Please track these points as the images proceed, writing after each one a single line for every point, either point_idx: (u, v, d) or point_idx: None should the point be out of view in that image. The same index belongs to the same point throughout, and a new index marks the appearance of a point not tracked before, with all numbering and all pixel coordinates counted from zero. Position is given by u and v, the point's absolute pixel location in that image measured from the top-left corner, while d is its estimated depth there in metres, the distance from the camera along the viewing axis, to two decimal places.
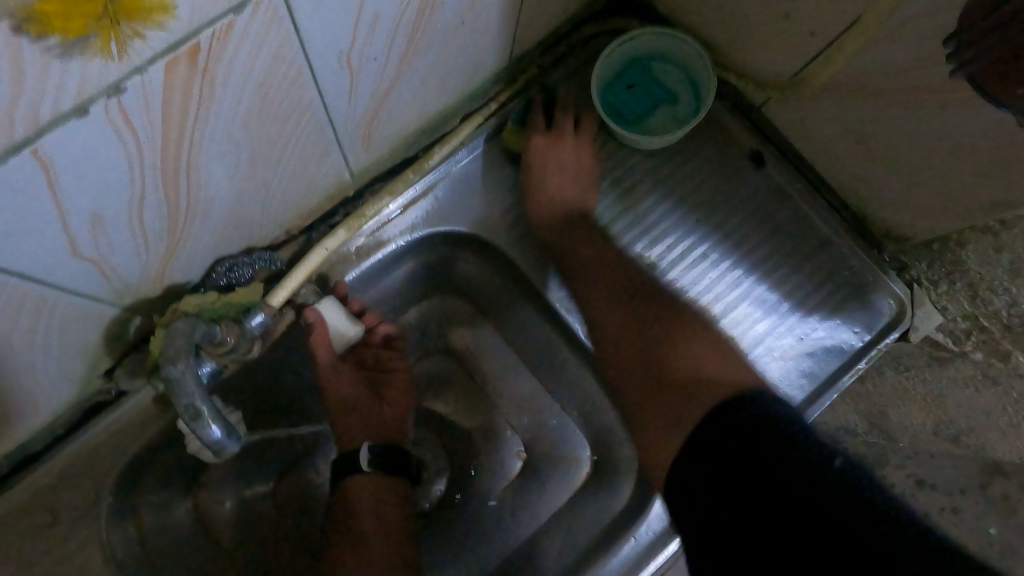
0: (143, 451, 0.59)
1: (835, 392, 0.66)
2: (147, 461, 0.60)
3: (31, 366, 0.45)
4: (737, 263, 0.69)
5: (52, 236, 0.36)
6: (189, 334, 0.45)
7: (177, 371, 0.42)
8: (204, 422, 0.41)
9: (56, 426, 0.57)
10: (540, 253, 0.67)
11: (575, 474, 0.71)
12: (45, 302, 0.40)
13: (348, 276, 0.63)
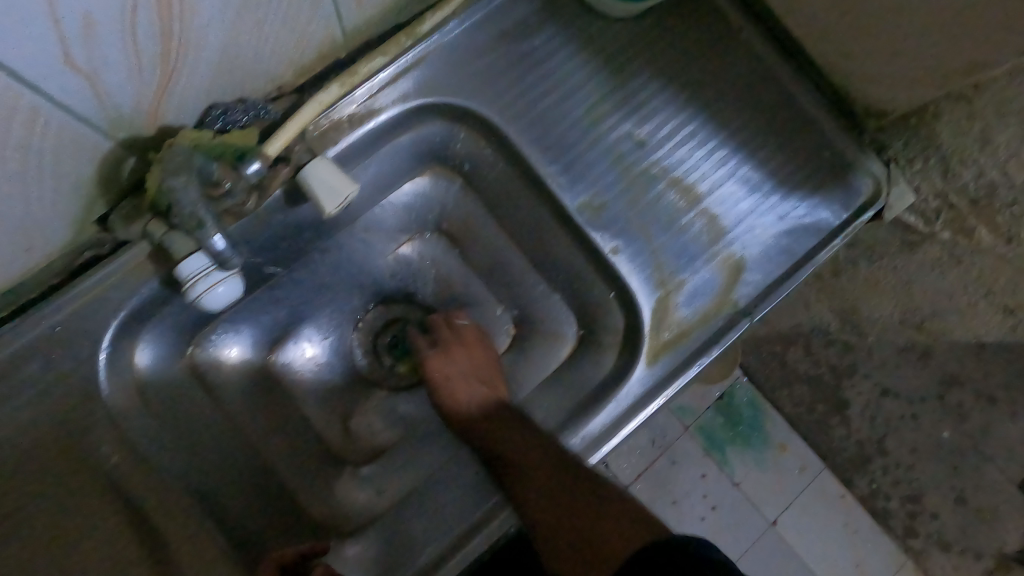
0: (139, 308, 0.59)
1: (813, 265, 0.68)
2: (142, 319, 0.60)
3: (24, 196, 0.45)
4: (722, 143, 0.70)
5: (45, 35, 0.36)
6: (189, 159, 0.50)
7: (179, 184, 0.50)
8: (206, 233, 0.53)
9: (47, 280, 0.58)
10: (533, 128, 0.68)
11: (560, 350, 0.74)
12: (39, 114, 0.40)
13: (341, 146, 0.62)
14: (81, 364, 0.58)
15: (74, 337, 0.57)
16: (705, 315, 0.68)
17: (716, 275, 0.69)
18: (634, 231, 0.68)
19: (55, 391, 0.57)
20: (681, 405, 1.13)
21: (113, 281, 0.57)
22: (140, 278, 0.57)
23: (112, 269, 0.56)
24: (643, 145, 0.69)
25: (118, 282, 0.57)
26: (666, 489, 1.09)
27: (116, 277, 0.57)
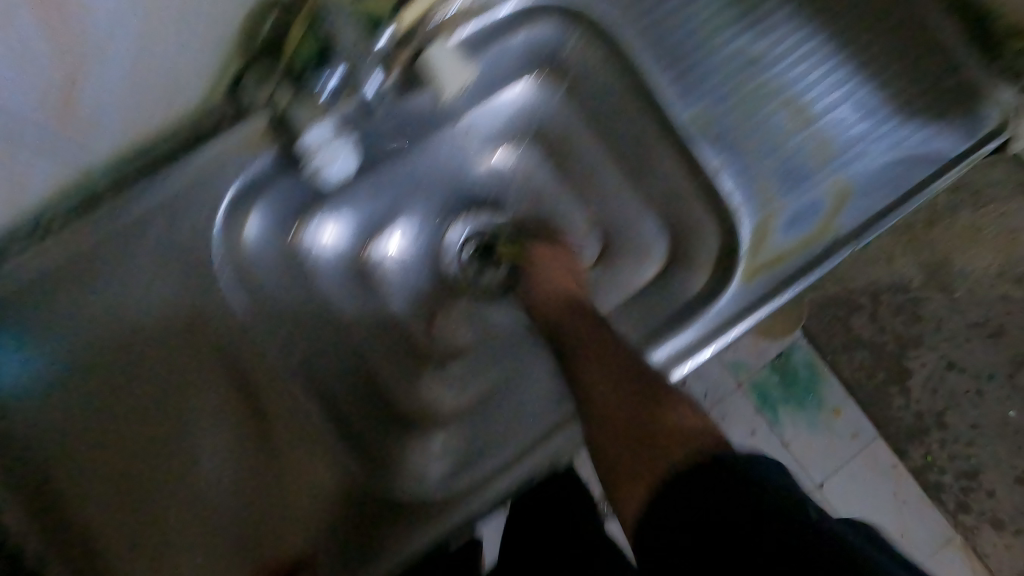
0: (253, 181, 0.59)
1: (925, 194, 0.66)
2: (253, 194, 0.59)
3: (179, 28, 0.49)
4: (842, 65, 0.67)
5: None
6: (336, 13, 0.53)
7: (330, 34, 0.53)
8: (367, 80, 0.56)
9: (172, 141, 0.58)
10: (652, 32, 0.66)
11: (646, 270, 0.73)
12: None
13: (458, 35, 0.58)
14: (194, 232, 0.57)
15: (188, 204, 0.56)
16: (806, 240, 0.66)
17: (821, 200, 0.66)
18: (742, 147, 0.65)
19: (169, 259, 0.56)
20: (736, 361, 1.10)
21: (232, 151, 0.56)
22: (257, 150, 0.56)
23: (231, 139, 0.55)
24: (757, 62, 0.67)
25: (237, 153, 0.56)
26: (744, 420, 1.08)
27: (233, 148, 0.56)
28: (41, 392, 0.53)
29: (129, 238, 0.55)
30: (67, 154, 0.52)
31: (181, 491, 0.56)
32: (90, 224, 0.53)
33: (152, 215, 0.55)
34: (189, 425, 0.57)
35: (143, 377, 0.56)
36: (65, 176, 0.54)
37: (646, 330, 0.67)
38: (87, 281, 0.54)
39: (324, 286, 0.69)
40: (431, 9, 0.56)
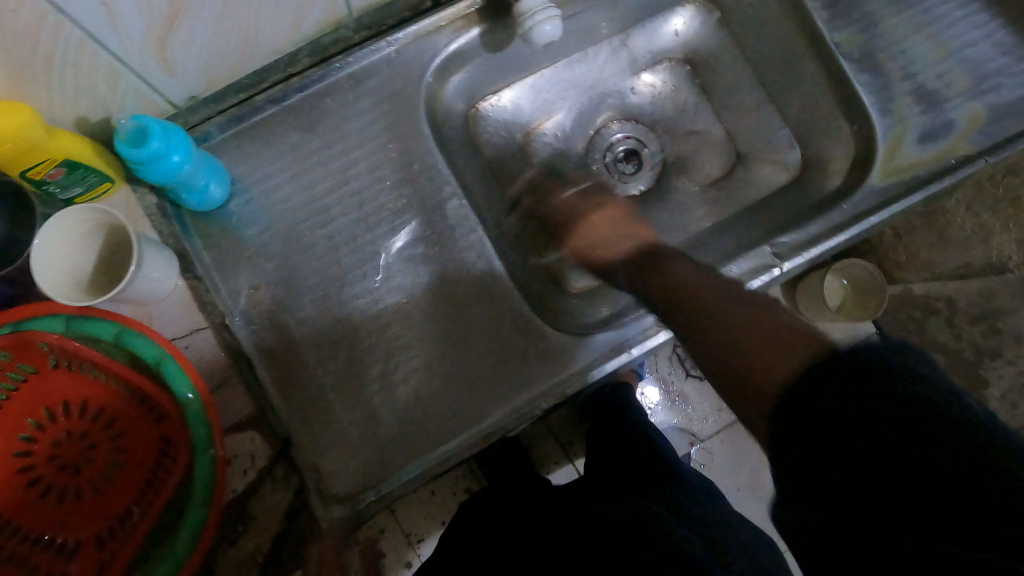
0: (460, 52, 0.69)
1: None
2: (453, 64, 0.70)
3: None
4: (976, 9, 0.77)
5: None
6: None
7: None
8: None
9: (403, 11, 0.68)
10: None
11: (780, 175, 0.79)
12: None
13: None
14: (406, 91, 0.68)
15: (412, 70, 0.68)
16: (940, 153, 0.72)
17: (955, 121, 0.74)
18: (882, 64, 0.74)
19: (385, 99, 0.68)
20: None
21: (447, 24, 0.68)
22: (468, 25, 0.68)
23: (449, 14, 0.67)
24: (902, 0, 0.76)
25: (452, 24, 0.68)
26: None
27: (450, 20, 0.68)
28: (287, 193, 0.67)
29: (356, 87, 0.68)
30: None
31: (366, 305, 0.66)
32: (336, 72, 0.67)
33: (382, 66, 0.68)
34: (376, 245, 0.67)
35: (349, 199, 0.67)
36: (324, 27, 0.62)
37: (781, 226, 0.73)
38: (327, 111, 0.67)
39: (491, 157, 0.76)
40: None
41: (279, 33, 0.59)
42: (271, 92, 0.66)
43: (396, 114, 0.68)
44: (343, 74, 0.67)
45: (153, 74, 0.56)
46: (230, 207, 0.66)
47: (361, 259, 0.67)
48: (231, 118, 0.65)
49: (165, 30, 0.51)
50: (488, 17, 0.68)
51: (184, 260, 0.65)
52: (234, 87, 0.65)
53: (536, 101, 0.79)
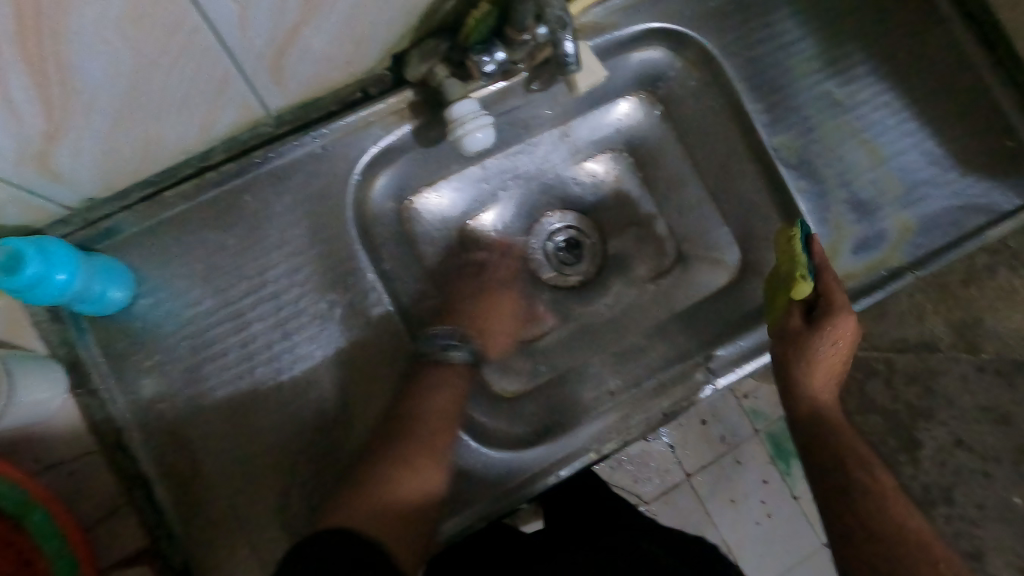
0: (392, 148, 0.66)
1: (976, 240, 0.73)
2: (381, 163, 0.67)
3: (378, 22, 0.54)
4: (912, 116, 0.76)
5: None
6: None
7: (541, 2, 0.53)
8: (564, 37, 0.54)
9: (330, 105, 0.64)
10: (745, 66, 0.74)
11: (719, 275, 0.78)
12: None
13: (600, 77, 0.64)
14: (331, 191, 0.65)
15: (337, 166, 0.65)
16: (873, 264, 0.73)
17: (887, 230, 0.74)
18: (818, 171, 0.74)
19: (307, 194, 0.64)
20: (756, 407, 1.18)
21: (376, 120, 0.65)
22: (398, 122, 0.65)
23: (379, 108, 0.64)
24: (839, 104, 0.75)
25: (381, 120, 0.65)
26: (726, 486, 1.15)
27: (380, 115, 0.65)
28: (197, 297, 0.62)
29: (278, 183, 0.64)
30: (251, 101, 0.55)
31: (278, 418, 0.62)
32: (257, 167, 0.63)
33: (306, 162, 0.64)
34: (293, 352, 0.63)
35: (265, 303, 0.63)
36: (239, 126, 0.59)
37: (716, 333, 0.73)
38: (244, 208, 0.63)
39: (425, 253, 0.73)
40: (589, 7, 0.68)
41: (185, 136, 0.55)
42: (182, 187, 0.61)
43: (321, 213, 0.65)
44: (263, 170, 0.64)
45: (42, 186, 0.52)
46: (134, 309, 0.61)
47: (279, 370, 0.63)
48: (136, 215, 0.61)
49: (44, 146, 0.46)
50: (418, 113, 0.66)
51: (76, 373, 0.60)
52: (137, 184, 0.60)
53: (475, 195, 0.76)
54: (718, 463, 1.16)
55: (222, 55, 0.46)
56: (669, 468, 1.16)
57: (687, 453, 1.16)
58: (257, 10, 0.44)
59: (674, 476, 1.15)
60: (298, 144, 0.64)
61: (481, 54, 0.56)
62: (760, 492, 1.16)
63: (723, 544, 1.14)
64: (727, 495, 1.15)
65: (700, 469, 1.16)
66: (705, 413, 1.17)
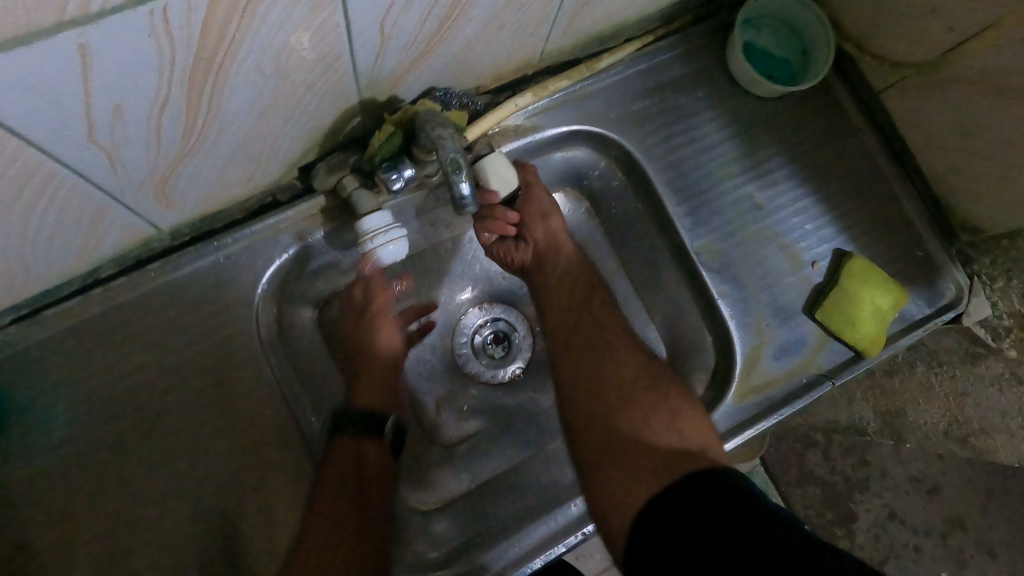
0: (303, 251, 0.64)
1: (890, 347, 0.75)
2: (293, 267, 0.64)
3: (272, 140, 0.53)
4: (830, 222, 0.77)
5: (367, 28, 0.44)
6: (430, 118, 0.52)
7: (445, 134, 0.52)
8: (459, 179, 0.52)
9: (238, 209, 0.62)
10: (667, 170, 0.74)
11: None
12: (337, 75, 0.48)
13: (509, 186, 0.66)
14: (236, 298, 0.62)
15: (243, 271, 0.62)
16: (794, 369, 0.73)
17: (807, 335, 0.74)
18: (739, 276, 0.74)
19: (209, 301, 0.61)
20: None
21: (287, 225, 0.62)
22: (310, 227, 0.63)
23: (290, 214, 0.62)
24: (761, 207, 0.76)
25: (293, 225, 0.63)
26: None
27: (291, 220, 0.62)
28: (77, 422, 0.57)
29: (174, 290, 0.60)
30: (136, 224, 0.54)
31: (161, 546, 0.57)
32: (152, 280, 0.59)
33: (208, 271, 0.61)
34: (184, 473, 0.58)
35: (155, 423, 0.58)
36: (129, 240, 0.56)
37: None
38: (136, 320, 0.59)
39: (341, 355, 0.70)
40: (509, 115, 0.68)
41: (65, 260, 0.52)
42: (65, 305, 0.57)
43: (225, 321, 0.61)
44: (157, 282, 0.59)
45: None
46: (0, 432, 0.55)
47: (167, 502, 0.58)
48: (8, 337, 0.56)
49: None
50: (332, 217, 0.64)
51: None
52: (11, 308, 0.55)
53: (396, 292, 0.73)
54: None
55: (92, 189, 0.45)
56: None
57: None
58: (129, 149, 0.43)
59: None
60: (200, 253, 0.60)
61: (389, 173, 0.57)
62: None
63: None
64: None
65: None
66: None
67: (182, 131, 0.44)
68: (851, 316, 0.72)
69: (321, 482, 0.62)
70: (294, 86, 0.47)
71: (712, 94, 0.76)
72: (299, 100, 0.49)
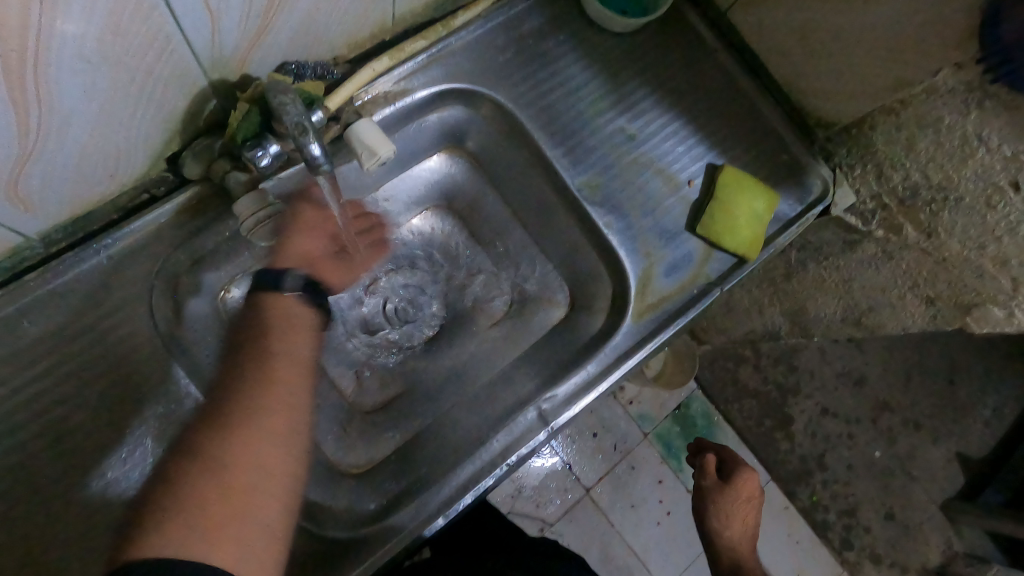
0: (190, 244, 0.64)
1: (770, 247, 0.80)
2: (182, 262, 0.65)
3: (125, 133, 0.53)
4: (700, 141, 0.82)
5: (191, 8, 0.45)
6: (274, 86, 0.54)
7: (286, 98, 0.54)
8: (308, 141, 0.56)
9: (115, 210, 0.62)
10: (539, 113, 0.77)
11: (554, 314, 0.82)
12: (174, 58, 0.49)
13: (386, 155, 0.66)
14: (128, 298, 0.62)
15: (130, 271, 0.62)
16: (685, 284, 0.78)
17: (693, 251, 0.79)
18: (622, 204, 0.78)
19: (100, 304, 0.61)
20: (641, 412, 1.21)
21: (168, 220, 0.62)
22: (192, 218, 0.63)
23: (167, 209, 0.62)
24: (634, 138, 0.80)
25: (173, 220, 0.63)
26: (624, 494, 1.18)
27: (170, 215, 0.62)
28: None
29: (61, 298, 0.60)
30: (4, 231, 0.53)
31: (90, 545, 0.57)
32: (35, 290, 0.59)
33: (93, 274, 0.61)
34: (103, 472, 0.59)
35: (67, 427, 0.59)
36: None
37: (553, 371, 0.75)
38: (28, 332, 0.59)
39: None
40: (370, 82, 0.69)
41: None
42: None
43: (121, 322, 0.61)
44: (43, 290, 0.59)
45: None
46: None
47: (87, 505, 0.58)
48: None
49: None
50: (212, 207, 0.64)
51: None
52: None
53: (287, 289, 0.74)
54: (614, 473, 1.19)
55: None
56: (568, 487, 1.16)
57: (584, 467, 1.18)
58: None
59: (574, 493, 1.16)
60: (80, 257, 0.60)
61: (254, 150, 0.58)
62: (657, 493, 1.19)
63: (631, 550, 1.16)
64: (626, 502, 1.18)
65: (596, 482, 1.17)
66: (594, 424, 1.19)
67: (16, 133, 0.44)
68: (728, 224, 0.77)
69: (172, 472, 0.49)
70: (129, 74, 0.47)
71: (573, 37, 0.79)
72: (140, 89, 0.49)
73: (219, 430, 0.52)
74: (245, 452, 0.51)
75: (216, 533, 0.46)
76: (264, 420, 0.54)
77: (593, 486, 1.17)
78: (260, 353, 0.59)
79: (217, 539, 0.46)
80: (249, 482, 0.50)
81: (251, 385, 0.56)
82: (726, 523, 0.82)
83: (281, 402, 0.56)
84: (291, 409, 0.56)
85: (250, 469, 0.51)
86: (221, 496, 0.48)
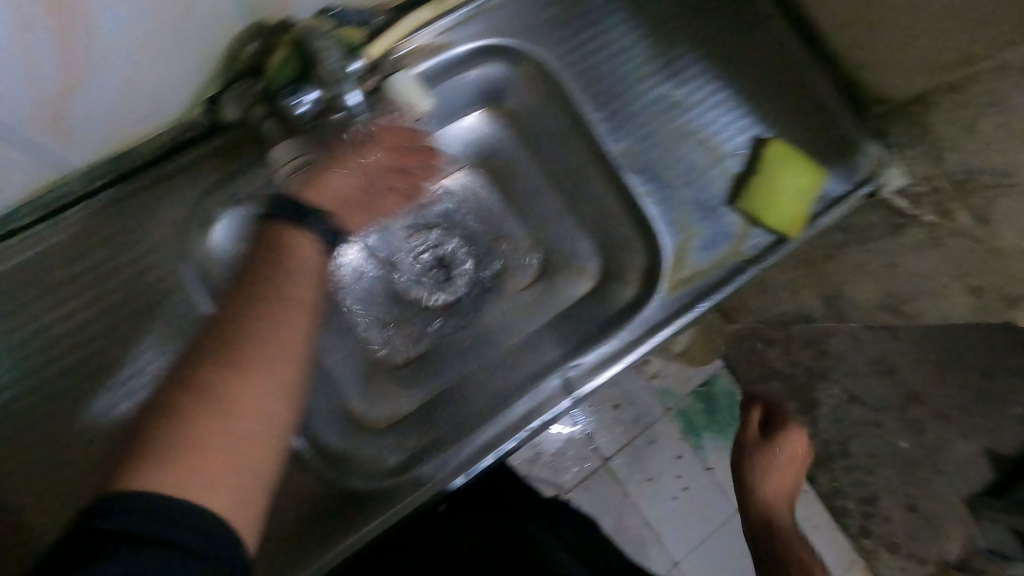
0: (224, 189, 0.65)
1: (814, 226, 0.77)
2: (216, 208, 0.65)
3: (165, 72, 0.53)
4: (747, 111, 0.79)
5: None
6: (311, 29, 0.55)
7: (323, 42, 0.55)
8: (348, 87, 0.56)
9: (153, 151, 0.62)
10: (580, 74, 0.75)
11: (583, 284, 0.81)
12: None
13: (423, 106, 0.66)
14: (164, 240, 0.62)
15: (166, 213, 0.63)
16: (720, 259, 0.76)
17: (731, 226, 0.77)
18: (660, 172, 0.76)
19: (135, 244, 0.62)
20: (665, 386, 1.21)
21: (203, 164, 0.62)
22: (227, 163, 0.64)
23: (202, 153, 0.62)
24: (677, 105, 0.77)
25: (208, 164, 0.63)
26: (641, 466, 1.18)
27: (205, 159, 0.62)
28: (23, 364, 0.60)
29: (99, 236, 0.61)
30: (46, 163, 0.54)
31: None
32: (72, 226, 0.60)
33: (130, 214, 0.62)
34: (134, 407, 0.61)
35: (102, 362, 0.61)
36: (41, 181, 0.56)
37: (579, 340, 0.75)
38: (66, 267, 0.60)
39: None
40: (410, 32, 0.68)
41: None
42: None
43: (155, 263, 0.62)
44: (81, 227, 0.60)
45: None
46: None
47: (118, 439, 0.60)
48: None
49: None
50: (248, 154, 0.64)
51: None
52: None
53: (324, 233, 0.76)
54: (632, 445, 1.18)
55: None
56: (585, 455, 1.17)
57: (603, 438, 1.18)
58: (7, 81, 0.43)
59: (591, 462, 1.17)
60: (117, 196, 0.60)
61: (290, 97, 0.56)
62: (675, 469, 1.19)
63: (645, 522, 1.16)
64: (642, 474, 1.18)
65: (614, 453, 1.18)
66: (616, 396, 1.19)
67: (58, 63, 0.45)
68: (771, 200, 0.74)
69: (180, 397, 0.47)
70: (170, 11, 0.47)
71: None
72: (181, 27, 0.49)
73: (224, 364, 0.49)
74: (249, 384, 0.49)
75: (214, 474, 0.44)
76: (272, 354, 0.51)
77: (611, 457, 1.18)
78: (265, 282, 0.56)
79: (215, 483, 0.43)
80: (247, 420, 0.47)
81: (253, 318, 0.53)
82: (766, 476, 0.82)
83: (283, 353, 0.52)
84: (293, 353, 0.52)
85: (249, 406, 0.48)
86: (221, 428, 0.46)
